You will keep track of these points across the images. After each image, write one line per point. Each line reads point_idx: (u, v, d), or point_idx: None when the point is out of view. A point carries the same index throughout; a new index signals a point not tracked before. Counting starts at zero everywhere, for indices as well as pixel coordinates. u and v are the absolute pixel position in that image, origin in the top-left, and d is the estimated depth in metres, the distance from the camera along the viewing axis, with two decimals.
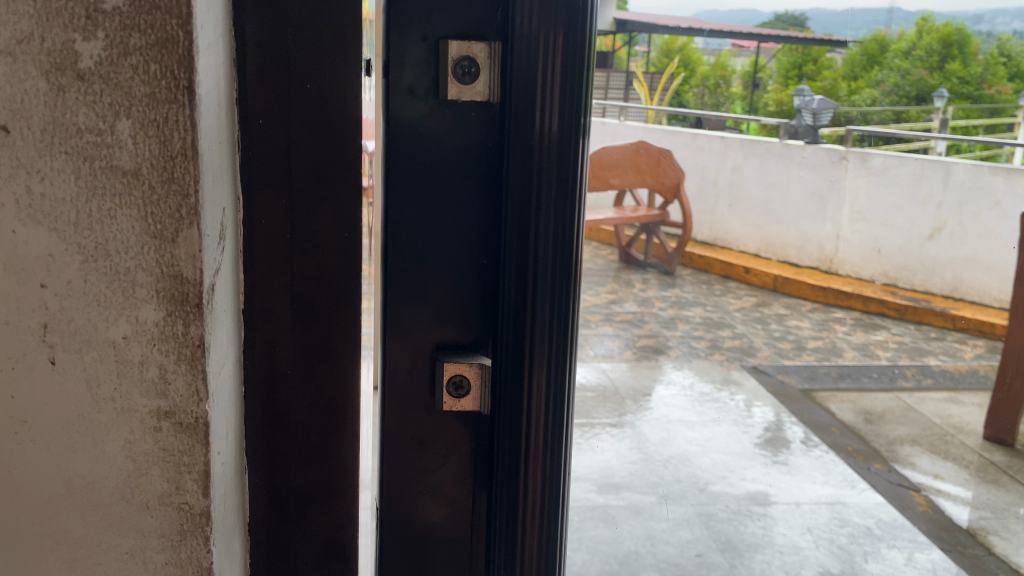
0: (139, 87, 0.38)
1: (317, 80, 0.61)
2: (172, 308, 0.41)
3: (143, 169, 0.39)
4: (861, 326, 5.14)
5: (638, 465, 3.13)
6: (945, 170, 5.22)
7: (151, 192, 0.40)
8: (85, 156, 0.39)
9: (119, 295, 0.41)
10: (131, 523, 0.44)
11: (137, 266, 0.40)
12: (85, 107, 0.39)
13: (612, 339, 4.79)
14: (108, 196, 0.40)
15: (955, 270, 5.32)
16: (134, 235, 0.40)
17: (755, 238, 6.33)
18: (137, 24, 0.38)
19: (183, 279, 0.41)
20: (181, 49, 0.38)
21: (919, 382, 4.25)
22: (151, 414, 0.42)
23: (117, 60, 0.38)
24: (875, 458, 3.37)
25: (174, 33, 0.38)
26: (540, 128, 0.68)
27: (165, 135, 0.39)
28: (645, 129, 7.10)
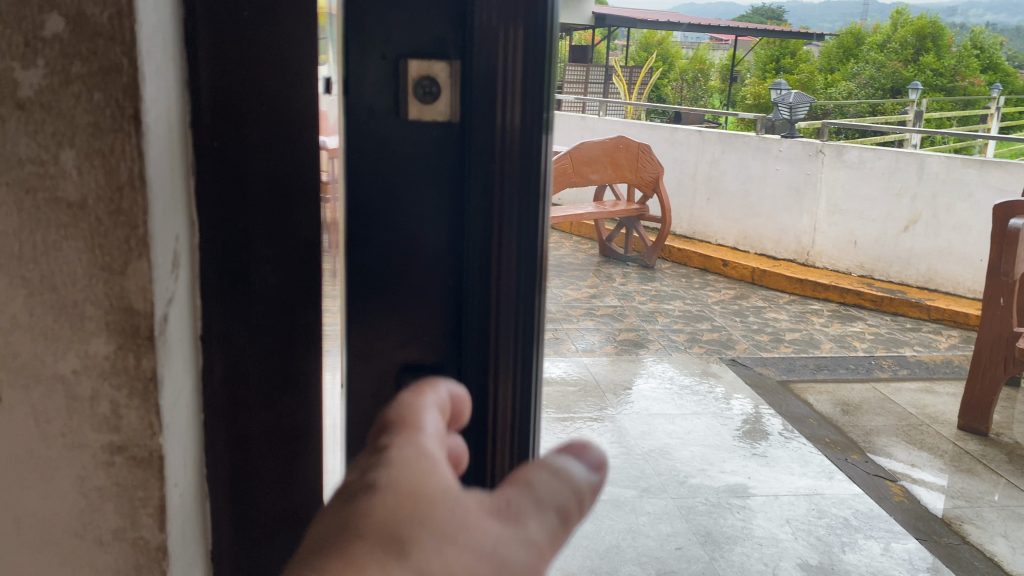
0: (82, 115, 0.47)
1: (270, 100, 0.65)
2: (123, 341, 0.50)
3: (88, 200, 0.48)
4: (838, 317, 5.19)
5: (618, 459, 3.14)
6: (920, 162, 5.34)
7: (99, 223, 0.48)
8: (28, 187, 0.48)
9: (68, 328, 0.50)
10: (87, 559, 0.53)
11: (84, 298, 0.49)
12: (28, 138, 0.47)
13: (592, 333, 4.79)
14: (55, 226, 0.48)
15: (930, 261, 5.32)
16: (82, 267, 0.49)
17: (733, 231, 6.36)
18: (79, 51, 0.46)
19: (133, 310, 0.49)
20: (125, 76, 0.46)
21: (895, 373, 4.29)
22: (104, 449, 0.51)
23: (58, 88, 0.47)
24: (852, 449, 3.39)
25: (118, 59, 0.46)
26: (501, 132, 0.68)
27: (112, 165, 0.47)
28: (623, 123, 7.10)
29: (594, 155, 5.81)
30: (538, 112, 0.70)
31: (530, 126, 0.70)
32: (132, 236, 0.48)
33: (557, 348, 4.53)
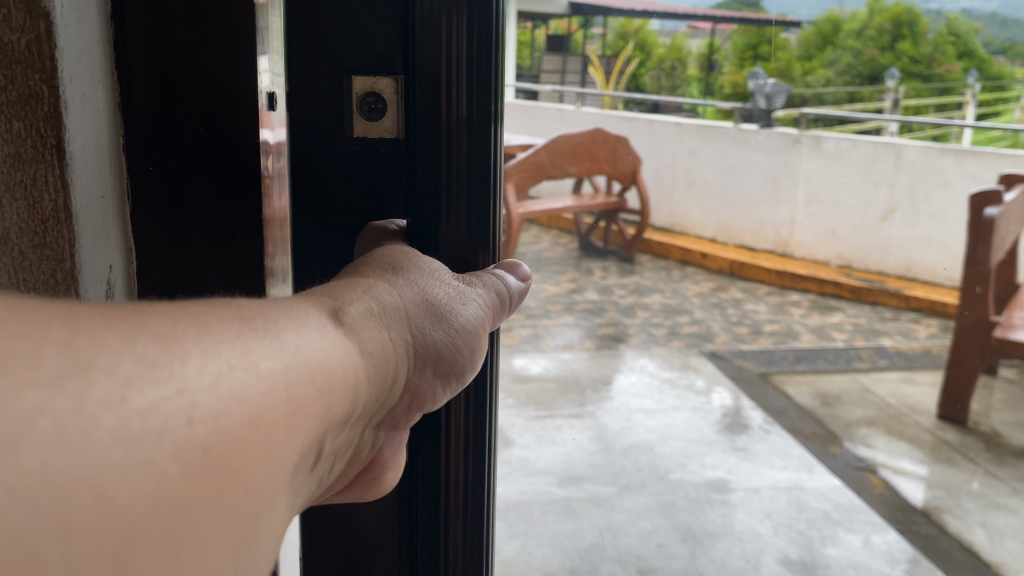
0: (2, 146, 0.51)
1: (210, 123, 0.66)
2: None
3: (12, 234, 0.52)
4: (817, 308, 5.23)
5: (599, 455, 3.14)
6: (897, 151, 5.30)
7: (23, 257, 0.52)
8: None
9: None
10: None
11: None
12: None
13: (572, 329, 4.79)
14: None
15: (908, 251, 5.27)
16: None
17: (712, 222, 6.46)
18: (1, 79, 0.50)
19: None
20: (46, 104, 0.50)
21: (874, 364, 4.32)
22: None
23: None
24: (832, 441, 3.42)
25: (39, 88, 0.50)
26: (446, 122, 0.61)
27: (36, 198, 0.51)
28: (602, 116, 7.08)
29: (570, 147, 5.77)
30: (487, 105, 0.62)
31: (478, 120, 0.62)
32: (54, 270, 0.53)
33: (537, 345, 4.52)
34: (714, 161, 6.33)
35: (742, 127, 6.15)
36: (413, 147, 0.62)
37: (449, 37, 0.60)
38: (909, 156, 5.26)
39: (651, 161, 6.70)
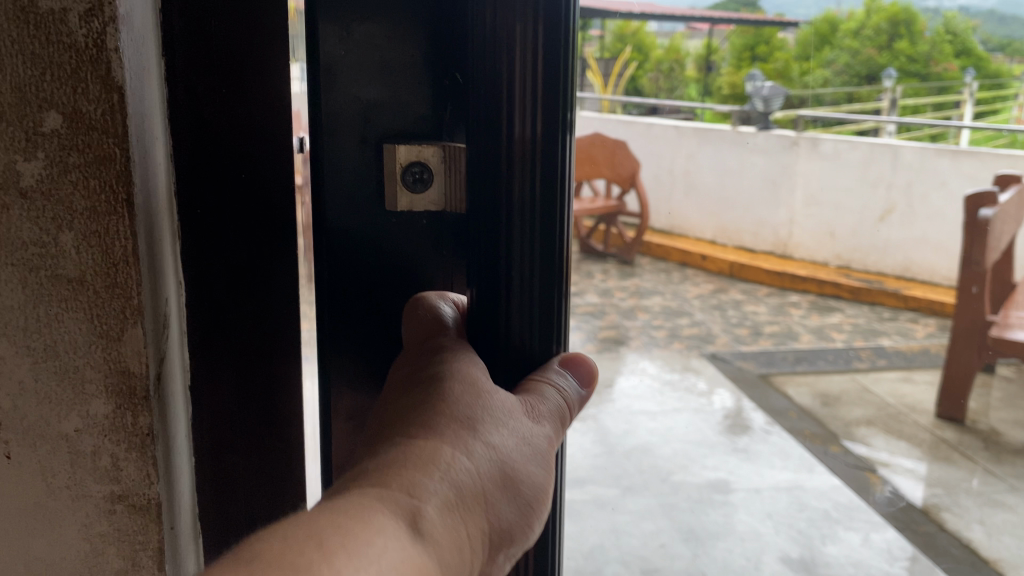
0: (79, 199, 0.48)
1: (254, 143, 0.62)
2: (120, 402, 0.52)
3: (86, 274, 0.49)
4: (816, 309, 5.27)
5: (602, 458, 3.18)
6: (894, 152, 5.37)
7: (95, 295, 0.50)
8: (30, 266, 0.49)
9: (69, 392, 0.51)
10: None
11: (85, 363, 0.51)
12: (29, 222, 0.49)
13: (573, 332, 4.85)
14: (55, 301, 0.50)
15: (906, 251, 5.38)
16: (80, 335, 0.50)
17: (712, 225, 6.49)
18: (75, 144, 0.48)
19: (130, 372, 0.51)
20: (118, 164, 0.48)
21: (873, 363, 4.37)
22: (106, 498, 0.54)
23: (56, 175, 0.48)
24: (831, 440, 3.46)
25: (112, 150, 0.48)
26: (507, 147, 0.54)
27: (108, 244, 0.49)
28: (601, 120, 7.16)
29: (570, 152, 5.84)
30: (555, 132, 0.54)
31: (548, 146, 0.54)
32: (126, 309, 0.50)
33: None
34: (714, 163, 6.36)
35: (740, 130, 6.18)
36: (474, 192, 0.57)
37: (508, 63, 0.53)
38: (905, 156, 5.29)
39: (650, 164, 6.78)
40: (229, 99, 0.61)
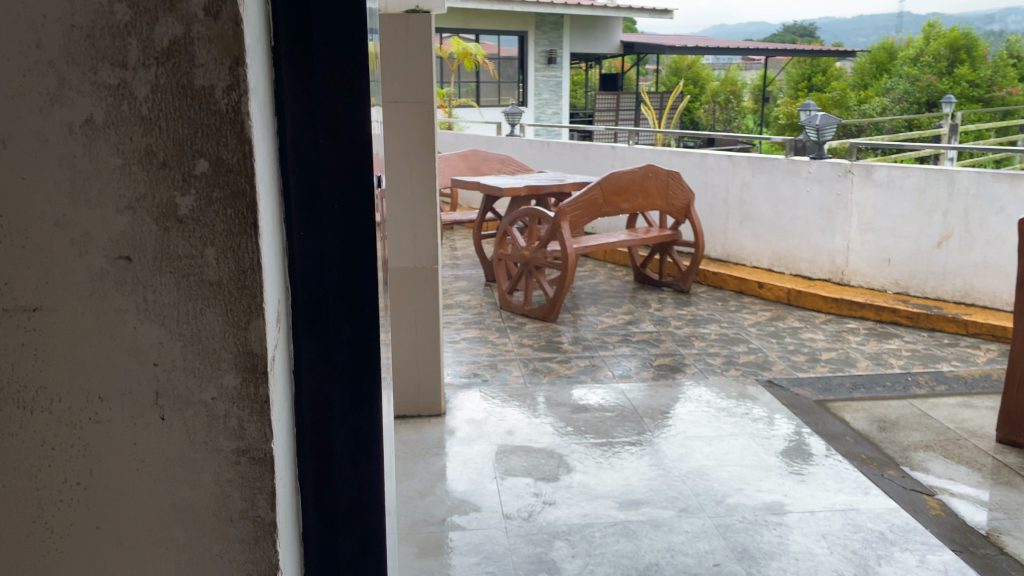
0: (220, 224, 0.65)
1: (345, 188, 0.81)
2: (247, 375, 0.67)
3: (223, 279, 0.65)
4: (874, 335, 5.25)
5: (657, 480, 3.25)
6: (950, 178, 5.33)
7: (230, 296, 0.66)
8: (184, 274, 0.65)
9: (208, 368, 0.67)
10: (221, 530, 0.70)
11: (220, 346, 0.67)
12: (184, 242, 0.65)
13: (629, 360, 4.91)
14: (200, 299, 0.66)
15: (965, 277, 5.35)
16: (218, 326, 0.66)
17: (767, 252, 6.47)
18: (219, 183, 0.64)
19: (254, 354, 0.67)
20: (247, 196, 0.65)
21: (933, 388, 4.37)
22: (233, 451, 0.68)
23: (204, 207, 0.64)
24: (889, 464, 3.48)
25: (242, 186, 0.65)
26: None
27: (239, 255, 0.65)
28: (655, 153, 7.33)
29: (624, 184, 5.94)
30: None
31: None
32: (252, 304, 0.66)
33: (594, 375, 4.66)
34: (767, 193, 6.37)
35: (794, 159, 6.19)
36: None
37: None
38: (961, 182, 5.29)
39: (705, 194, 6.90)
40: (329, 156, 0.80)
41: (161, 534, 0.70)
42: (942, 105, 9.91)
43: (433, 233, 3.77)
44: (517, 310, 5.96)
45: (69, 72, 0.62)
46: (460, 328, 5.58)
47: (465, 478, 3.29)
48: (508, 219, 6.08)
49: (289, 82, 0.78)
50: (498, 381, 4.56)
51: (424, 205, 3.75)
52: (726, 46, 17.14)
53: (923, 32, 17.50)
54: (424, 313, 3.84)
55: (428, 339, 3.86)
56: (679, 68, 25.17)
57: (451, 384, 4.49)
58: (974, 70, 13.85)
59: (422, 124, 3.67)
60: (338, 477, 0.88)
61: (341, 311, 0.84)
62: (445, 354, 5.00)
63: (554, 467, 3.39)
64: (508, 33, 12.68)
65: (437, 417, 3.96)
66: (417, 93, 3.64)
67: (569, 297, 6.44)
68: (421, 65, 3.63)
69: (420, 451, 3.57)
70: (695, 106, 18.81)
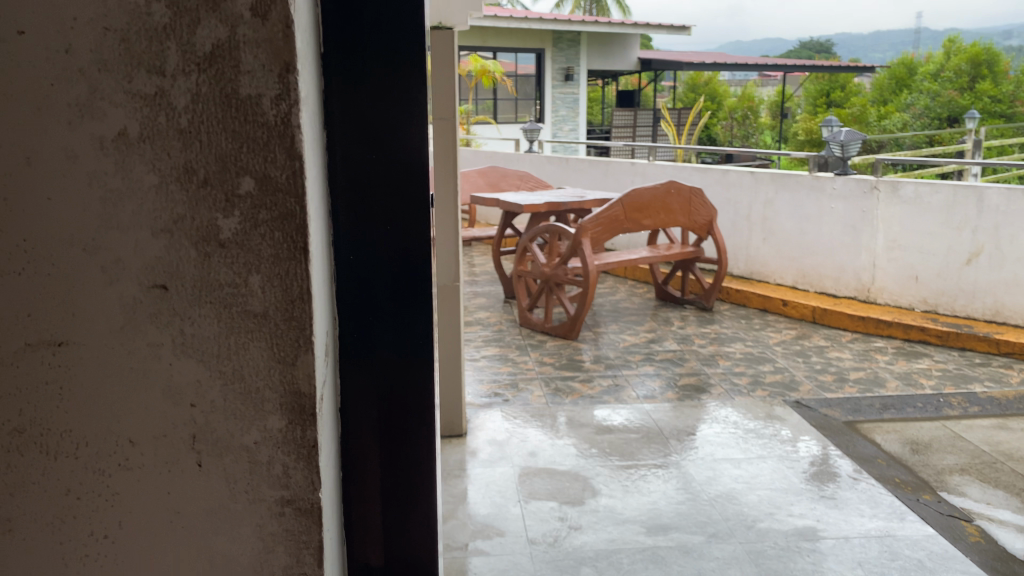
0: (266, 248, 0.75)
1: (383, 179, 0.98)
2: (292, 419, 0.79)
3: (267, 311, 0.77)
4: (902, 354, 5.15)
5: (685, 505, 3.18)
6: (979, 195, 5.22)
7: (276, 328, 0.77)
8: (226, 304, 0.76)
9: (252, 410, 0.79)
10: (267, 548, 0.82)
11: (263, 386, 0.78)
12: (226, 269, 0.76)
13: (653, 379, 4.84)
14: (242, 333, 0.77)
15: (995, 295, 5.24)
16: (262, 363, 0.78)
17: (791, 270, 6.39)
18: (265, 204, 0.75)
19: (301, 394, 0.79)
20: (296, 218, 0.75)
21: (965, 410, 4.28)
22: (276, 502, 0.81)
23: (249, 230, 0.75)
24: (924, 488, 3.40)
25: (292, 207, 0.75)
26: None
27: (286, 285, 0.76)
28: (676, 169, 7.28)
29: (646, 201, 5.89)
30: None
31: None
32: (297, 339, 0.77)
33: (618, 395, 4.59)
34: (791, 210, 6.29)
35: (817, 175, 6.11)
36: None
37: None
38: (991, 199, 5.18)
39: (727, 211, 6.84)
40: (370, 159, 0.97)
41: (204, 538, 0.81)
42: (966, 120, 9.82)
43: (456, 250, 3.75)
44: (538, 328, 5.90)
45: (100, 79, 0.72)
46: (481, 347, 5.53)
47: (488, 501, 3.24)
48: (529, 236, 6.04)
49: (339, 93, 0.96)
50: (520, 401, 4.50)
51: (447, 223, 3.73)
52: (744, 61, 17.10)
53: (943, 46, 17.41)
54: (446, 331, 3.79)
55: (450, 358, 3.82)
56: (696, 84, 25.14)
57: (472, 404, 4.43)
58: (996, 85, 13.74)
59: (444, 142, 3.64)
60: (387, 423, 1.06)
61: (384, 282, 1.01)
62: (466, 374, 4.94)
63: (579, 491, 3.33)
64: (526, 50, 12.69)
65: (458, 438, 3.91)
66: (439, 110, 3.62)
67: (590, 315, 6.38)
68: (443, 82, 3.61)
69: (442, 473, 3.51)
70: (713, 122, 18.75)
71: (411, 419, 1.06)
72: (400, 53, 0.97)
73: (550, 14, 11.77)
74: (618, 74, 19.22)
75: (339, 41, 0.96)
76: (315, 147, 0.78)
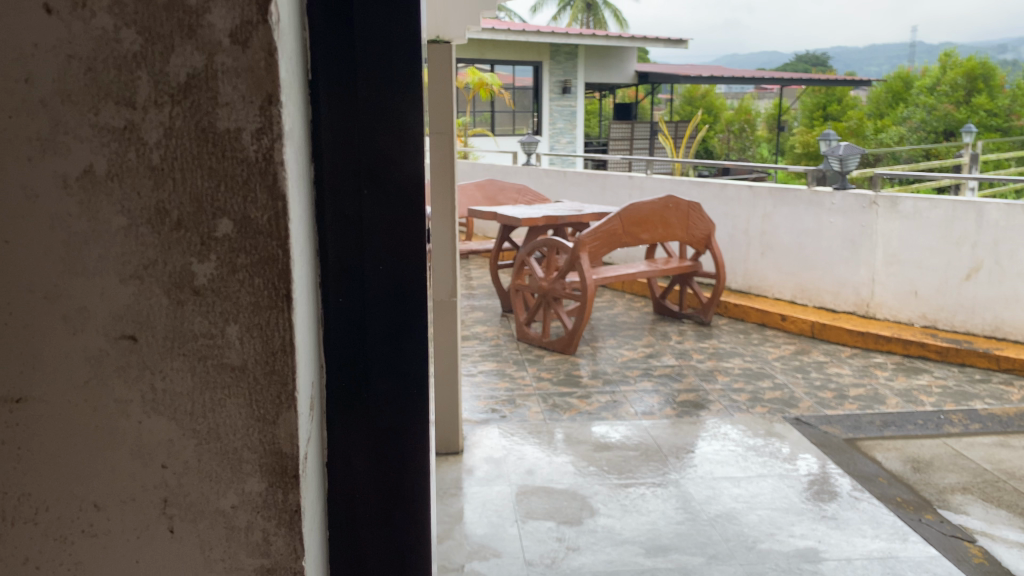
0: (245, 298, 0.72)
1: (383, 224, 0.92)
2: (272, 477, 0.75)
3: (246, 362, 0.73)
4: (902, 370, 5.12)
5: (684, 525, 3.14)
6: (978, 211, 5.20)
7: (255, 381, 0.73)
8: (201, 356, 0.73)
9: (228, 466, 0.75)
10: None
11: (242, 442, 0.74)
12: (201, 319, 0.72)
13: (652, 395, 4.80)
14: (220, 386, 0.73)
15: (995, 310, 5.21)
16: (240, 417, 0.74)
17: (789, 284, 6.37)
18: (243, 251, 0.71)
19: (281, 450, 0.75)
20: (278, 265, 0.72)
21: (966, 427, 4.24)
22: (256, 567, 0.76)
23: (226, 278, 0.72)
24: (925, 508, 3.36)
25: (273, 254, 0.71)
26: None
27: (266, 335, 0.73)
28: (674, 182, 7.26)
29: (644, 215, 5.85)
30: None
31: None
32: (279, 391, 0.74)
33: (616, 412, 4.54)
34: (789, 224, 6.27)
35: (816, 190, 6.09)
36: None
37: None
38: (990, 215, 5.16)
39: (725, 225, 6.82)
40: (370, 205, 0.91)
41: None
42: (963, 134, 9.85)
43: (453, 265, 3.71)
44: (536, 343, 5.85)
45: (64, 113, 0.69)
46: (478, 361, 5.48)
47: (484, 521, 3.19)
48: (527, 249, 6.00)
49: (327, 130, 0.88)
50: (517, 417, 4.45)
51: (444, 236, 3.69)
52: (741, 75, 17.18)
53: (939, 60, 17.51)
54: (442, 346, 3.75)
55: (446, 375, 3.78)
56: (693, 98, 25.26)
57: (469, 420, 4.38)
58: (991, 99, 13.81)
59: (441, 155, 3.60)
60: (381, 491, 0.98)
61: (383, 335, 0.94)
62: (463, 389, 4.89)
63: (577, 511, 3.28)
64: (524, 63, 12.73)
65: (454, 455, 3.86)
66: (436, 124, 3.58)
67: (588, 329, 6.35)
68: (440, 95, 3.57)
69: (438, 492, 3.47)
70: (710, 135, 18.83)
71: (407, 481, 0.99)
72: (400, 78, 0.91)
73: (548, 27, 11.80)
74: (615, 87, 19.29)
75: (329, 65, 0.88)
76: (298, 190, 0.75)
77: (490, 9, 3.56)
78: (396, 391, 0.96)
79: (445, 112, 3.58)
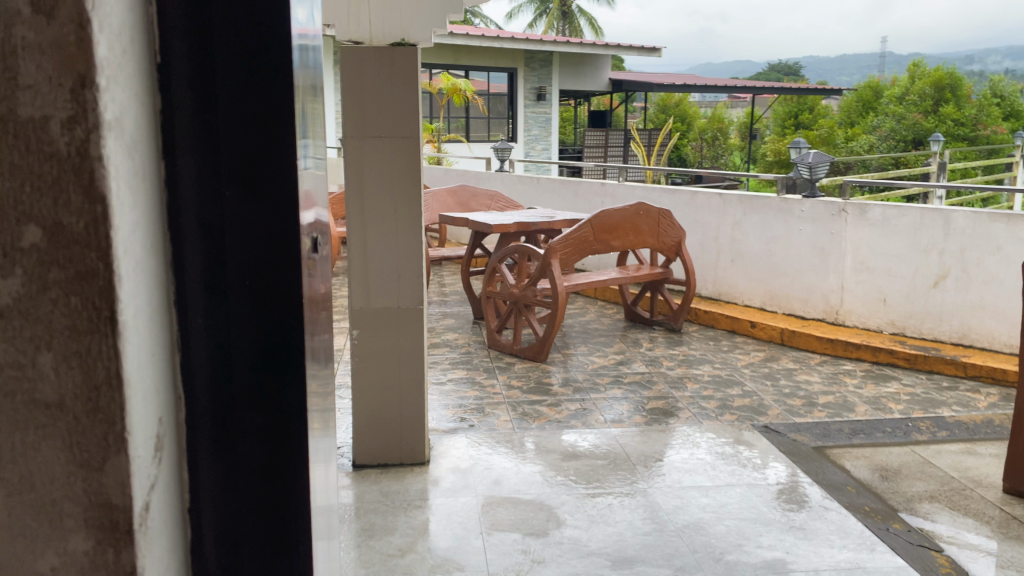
0: (61, 319, 0.61)
1: (256, 228, 0.74)
2: (99, 539, 0.64)
3: (64, 399, 0.62)
4: (871, 377, 5.13)
5: (652, 536, 3.10)
6: (945, 219, 5.23)
7: (75, 422, 0.63)
8: (8, 389, 0.62)
9: (45, 527, 0.64)
10: None
11: (61, 499, 0.64)
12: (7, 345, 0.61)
13: (621, 403, 4.75)
14: (31, 427, 0.63)
15: (962, 317, 5.23)
16: (56, 466, 0.63)
17: (760, 291, 6.37)
18: (59, 261, 0.61)
19: (111, 507, 0.64)
20: (100, 280, 0.61)
21: (934, 435, 4.25)
22: None
23: (36, 294, 0.61)
24: (893, 517, 3.35)
25: (94, 264, 0.61)
26: None
27: (87, 365, 0.62)
28: (645, 189, 7.25)
29: (615, 222, 5.82)
30: None
31: None
32: (108, 433, 0.63)
33: (585, 420, 4.49)
34: (759, 231, 6.28)
35: (786, 197, 6.09)
36: None
37: None
38: (958, 223, 5.18)
39: (696, 232, 6.82)
40: (236, 199, 0.73)
41: None
42: (930, 143, 9.98)
43: (420, 271, 3.63)
44: (507, 350, 5.79)
45: None
46: (447, 369, 5.41)
47: (449, 533, 3.12)
48: (497, 256, 5.94)
49: (187, 111, 0.72)
50: (485, 426, 4.39)
51: (410, 243, 3.61)
52: (713, 83, 17.32)
53: (907, 70, 17.76)
54: (407, 354, 3.68)
55: (412, 384, 3.71)
56: (666, 105, 25.45)
57: (436, 430, 4.31)
58: (958, 108, 14.02)
59: (408, 160, 3.52)
60: (271, 554, 0.79)
61: (253, 369, 0.76)
62: (430, 398, 4.82)
63: (543, 522, 3.23)
64: (497, 69, 12.73)
65: (420, 466, 3.78)
66: (403, 127, 3.51)
67: (559, 336, 6.30)
68: (406, 98, 3.50)
69: (401, 504, 3.40)
70: (683, 143, 18.96)
71: (300, 541, 0.80)
72: (269, 35, 0.73)
73: (521, 33, 11.80)
74: (589, 94, 19.36)
75: (177, 24, 0.71)
76: (129, 191, 0.64)
77: (456, 12, 3.51)
78: (272, 435, 0.78)
79: (411, 116, 3.51)
